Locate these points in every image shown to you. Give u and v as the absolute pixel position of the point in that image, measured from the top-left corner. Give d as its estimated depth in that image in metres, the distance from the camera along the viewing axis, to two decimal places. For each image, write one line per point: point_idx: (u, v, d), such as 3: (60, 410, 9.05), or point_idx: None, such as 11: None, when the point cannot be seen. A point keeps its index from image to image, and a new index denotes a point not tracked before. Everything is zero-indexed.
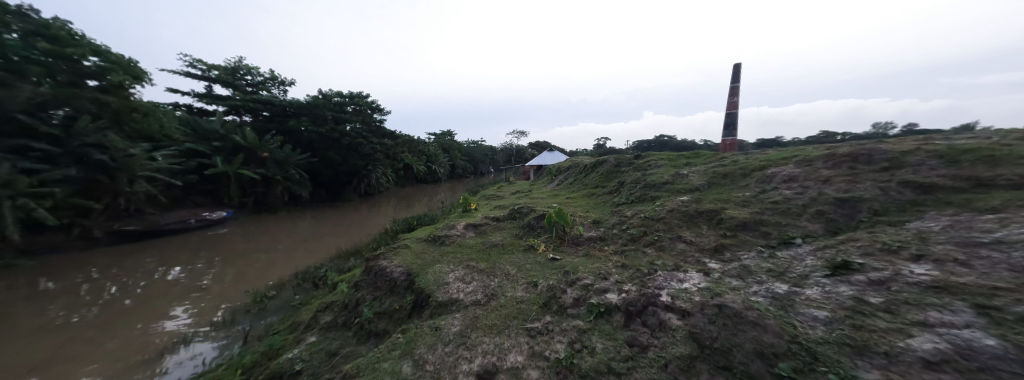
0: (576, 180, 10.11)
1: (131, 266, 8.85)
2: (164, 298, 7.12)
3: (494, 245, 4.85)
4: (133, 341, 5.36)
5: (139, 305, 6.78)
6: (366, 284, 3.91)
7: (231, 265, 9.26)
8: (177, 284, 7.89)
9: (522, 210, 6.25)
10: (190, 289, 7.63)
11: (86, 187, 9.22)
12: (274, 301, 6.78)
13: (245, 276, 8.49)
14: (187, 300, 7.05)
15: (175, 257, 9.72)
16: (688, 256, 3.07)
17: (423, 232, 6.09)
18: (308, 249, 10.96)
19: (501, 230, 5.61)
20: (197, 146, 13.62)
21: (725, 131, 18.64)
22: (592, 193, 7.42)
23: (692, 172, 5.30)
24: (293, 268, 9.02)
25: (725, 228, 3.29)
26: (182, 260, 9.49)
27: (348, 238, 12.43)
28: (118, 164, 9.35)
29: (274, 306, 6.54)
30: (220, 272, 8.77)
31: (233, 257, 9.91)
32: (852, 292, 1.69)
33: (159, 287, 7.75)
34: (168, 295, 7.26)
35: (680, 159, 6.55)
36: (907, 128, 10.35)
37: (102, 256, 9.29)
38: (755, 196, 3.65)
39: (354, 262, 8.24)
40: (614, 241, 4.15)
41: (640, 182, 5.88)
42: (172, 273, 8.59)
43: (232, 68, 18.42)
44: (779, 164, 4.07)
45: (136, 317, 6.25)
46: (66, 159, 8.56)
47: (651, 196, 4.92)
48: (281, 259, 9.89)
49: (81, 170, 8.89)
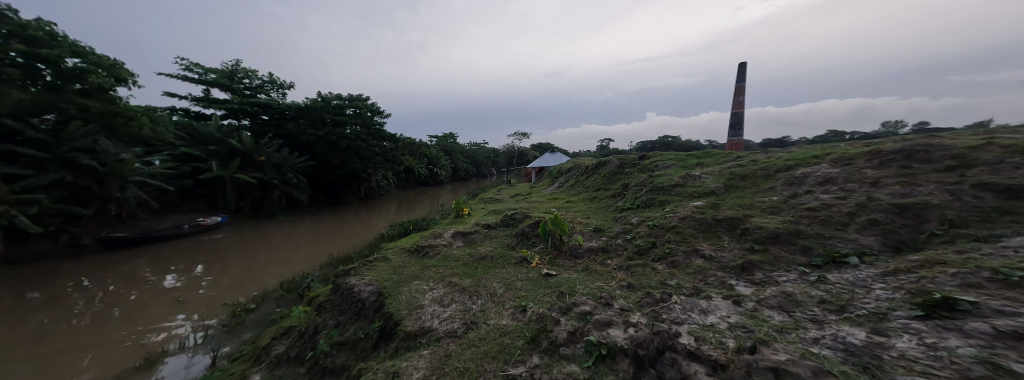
0: (577, 182, 9.59)
1: (119, 272, 8.50)
2: (160, 304, 6.78)
3: (482, 257, 4.38)
4: (126, 352, 5.03)
5: (133, 312, 6.43)
6: (331, 306, 3.58)
7: (226, 270, 8.88)
8: (173, 290, 7.54)
9: (516, 216, 5.72)
10: (190, 293, 7.33)
11: (76, 193, 8.63)
12: (254, 315, 6.22)
13: (239, 282, 8.08)
14: (184, 305, 6.71)
15: (164, 262, 9.32)
16: (707, 277, 2.53)
17: (409, 241, 5.63)
18: (306, 254, 10.52)
19: (492, 238, 5.10)
20: (190, 150, 13.26)
21: (730, 132, 18.19)
22: (593, 197, 6.89)
23: (705, 172, 4.77)
24: (289, 274, 8.64)
25: (751, 240, 2.73)
26: (174, 265, 9.11)
27: (347, 243, 11.97)
28: (108, 169, 8.80)
29: (252, 320, 5.99)
30: (218, 276, 8.43)
31: (226, 262, 9.56)
32: (973, 350, 1.12)
33: (153, 292, 7.39)
34: (164, 301, 6.91)
35: (689, 159, 6.00)
36: (921, 127, 9.86)
37: (91, 263, 8.82)
38: (786, 201, 3.08)
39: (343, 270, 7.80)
40: (620, 254, 3.61)
41: (647, 185, 5.33)
42: (167, 277, 8.27)
43: (229, 71, 18.16)
44: (809, 163, 3.52)
45: (127, 324, 5.94)
46: (53, 164, 8.02)
47: (660, 201, 4.38)
48: (277, 264, 9.46)
49: (72, 176, 8.32)
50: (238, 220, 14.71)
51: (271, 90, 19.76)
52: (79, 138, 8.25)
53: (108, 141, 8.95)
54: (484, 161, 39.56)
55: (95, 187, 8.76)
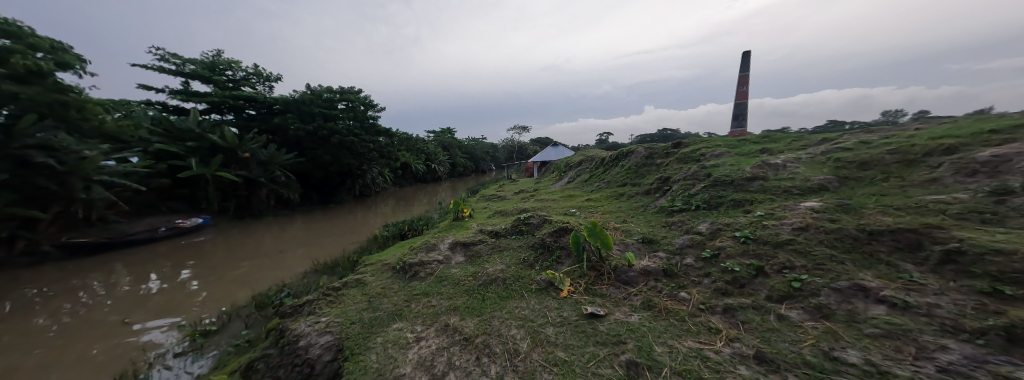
0: (592, 177, 8.39)
1: (86, 276, 7.32)
2: (143, 310, 5.71)
3: (492, 282, 3.23)
4: (87, 373, 3.92)
5: (109, 320, 5.33)
6: (265, 371, 2.33)
7: (214, 273, 7.79)
8: (156, 295, 6.44)
9: (531, 221, 4.48)
10: (177, 298, 6.24)
11: (32, 195, 7.11)
12: (218, 337, 4.71)
13: (230, 285, 7.02)
14: (169, 311, 5.69)
15: (141, 264, 8.18)
16: (929, 355, 1.31)
17: (395, 255, 4.49)
18: (301, 256, 9.33)
19: (502, 251, 3.90)
20: (166, 146, 11.84)
21: (735, 122, 17.19)
22: (620, 195, 5.70)
23: (787, 160, 3.58)
24: (285, 277, 7.53)
25: (983, 279, 1.50)
26: (156, 268, 8.02)
27: (345, 244, 10.79)
28: (68, 168, 7.19)
29: (220, 342, 4.55)
30: (206, 280, 7.32)
31: (212, 264, 8.42)
32: None
33: (134, 298, 6.29)
34: (148, 308, 5.83)
35: (744, 146, 4.82)
36: (922, 115, 8.72)
37: (51, 268, 7.50)
38: (998, 201, 1.88)
39: (333, 278, 6.51)
40: (701, 282, 2.42)
41: (701, 180, 4.13)
42: (148, 281, 7.21)
43: (210, 62, 16.74)
44: (991, 143, 2.33)
45: (103, 330, 4.96)
46: (3, 163, 6.40)
47: (736, 201, 3.18)
48: (270, 267, 8.34)
49: (18, 176, 6.72)
50: (222, 220, 13.41)
51: (256, 83, 18.35)
52: (33, 133, 6.65)
53: (69, 136, 7.36)
54: (484, 156, 38.30)
55: (54, 189, 7.23)
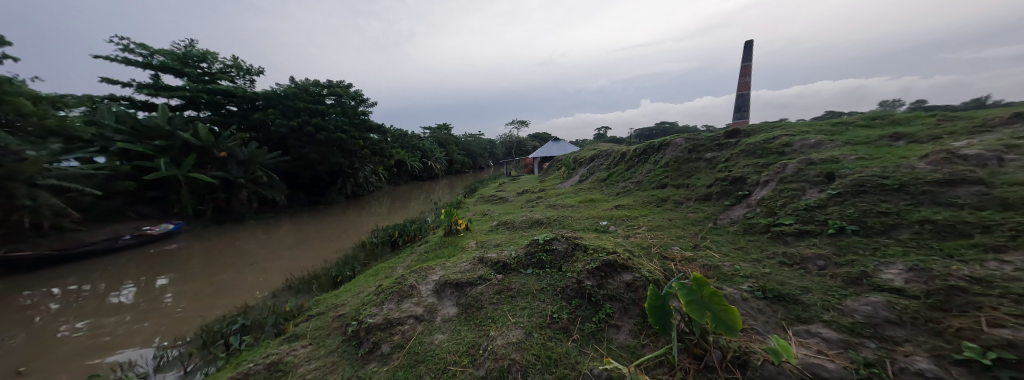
0: (613, 175, 7.01)
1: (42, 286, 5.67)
2: (110, 326, 4.21)
3: (513, 373, 1.78)
4: None
5: (68, 335, 3.95)
6: None
7: (205, 276, 6.46)
8: (129, 305, 5.01)
9: (554, 245, 3.04)
10: (155, 310, 4.74)
11: None
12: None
13: (228, 288, 5.79)
14: (153, 318, 4.45)
15: (114, 268, 6.61)
16: None
17: (363, 295, 3.09)
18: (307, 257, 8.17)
19: (516, 300, 2.50)
20: (133, 145, 10.05)
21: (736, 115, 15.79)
22: (664, 202, 4.26)
23: (986, 147, 2.20)
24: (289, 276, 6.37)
25: None
26: (133, 271, 6.55)
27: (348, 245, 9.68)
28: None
29: None
30: (195, 284, 6.00)
31: (202, 268, 7.04)
32: None
33: (99, 309, 4.86)
34: (114, 324, 4.28)
35: (852, 132, 3.45)
36: None
37: None
38: None
39: (304, 302, 4.97)
40: None
41: (819, 184, 2.72)
42: (127, 287, 5.79)
43: (182, 54, 14.92)
44: None
45: (62, 347, 3.62)
46: None
47: (943, 229, 1.79)
48: (269, 268, 7.13)
49: None
50: (198, 226, 11.77)
51: (235, 76, 16.61)
52: None
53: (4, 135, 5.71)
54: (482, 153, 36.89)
55: None
